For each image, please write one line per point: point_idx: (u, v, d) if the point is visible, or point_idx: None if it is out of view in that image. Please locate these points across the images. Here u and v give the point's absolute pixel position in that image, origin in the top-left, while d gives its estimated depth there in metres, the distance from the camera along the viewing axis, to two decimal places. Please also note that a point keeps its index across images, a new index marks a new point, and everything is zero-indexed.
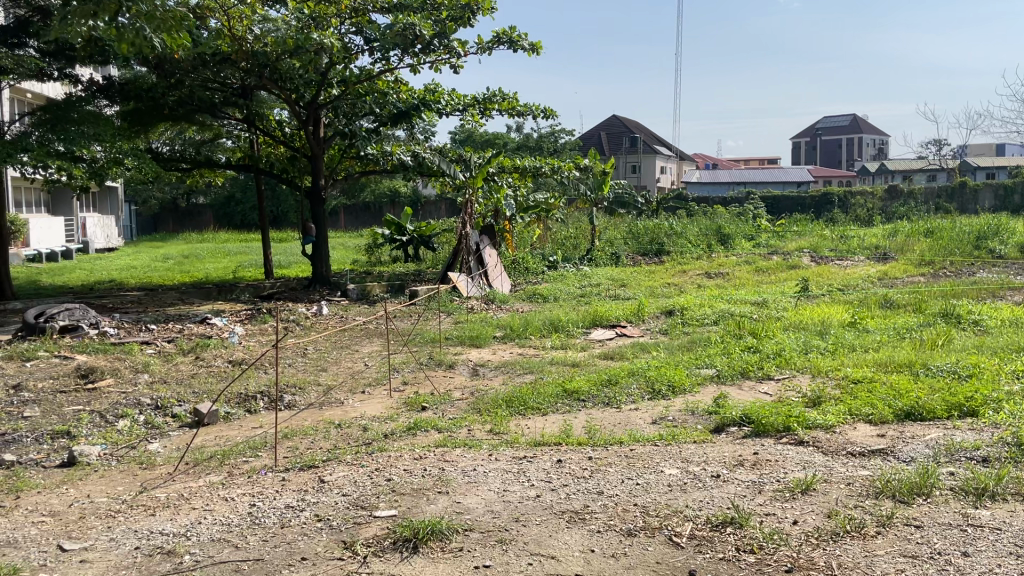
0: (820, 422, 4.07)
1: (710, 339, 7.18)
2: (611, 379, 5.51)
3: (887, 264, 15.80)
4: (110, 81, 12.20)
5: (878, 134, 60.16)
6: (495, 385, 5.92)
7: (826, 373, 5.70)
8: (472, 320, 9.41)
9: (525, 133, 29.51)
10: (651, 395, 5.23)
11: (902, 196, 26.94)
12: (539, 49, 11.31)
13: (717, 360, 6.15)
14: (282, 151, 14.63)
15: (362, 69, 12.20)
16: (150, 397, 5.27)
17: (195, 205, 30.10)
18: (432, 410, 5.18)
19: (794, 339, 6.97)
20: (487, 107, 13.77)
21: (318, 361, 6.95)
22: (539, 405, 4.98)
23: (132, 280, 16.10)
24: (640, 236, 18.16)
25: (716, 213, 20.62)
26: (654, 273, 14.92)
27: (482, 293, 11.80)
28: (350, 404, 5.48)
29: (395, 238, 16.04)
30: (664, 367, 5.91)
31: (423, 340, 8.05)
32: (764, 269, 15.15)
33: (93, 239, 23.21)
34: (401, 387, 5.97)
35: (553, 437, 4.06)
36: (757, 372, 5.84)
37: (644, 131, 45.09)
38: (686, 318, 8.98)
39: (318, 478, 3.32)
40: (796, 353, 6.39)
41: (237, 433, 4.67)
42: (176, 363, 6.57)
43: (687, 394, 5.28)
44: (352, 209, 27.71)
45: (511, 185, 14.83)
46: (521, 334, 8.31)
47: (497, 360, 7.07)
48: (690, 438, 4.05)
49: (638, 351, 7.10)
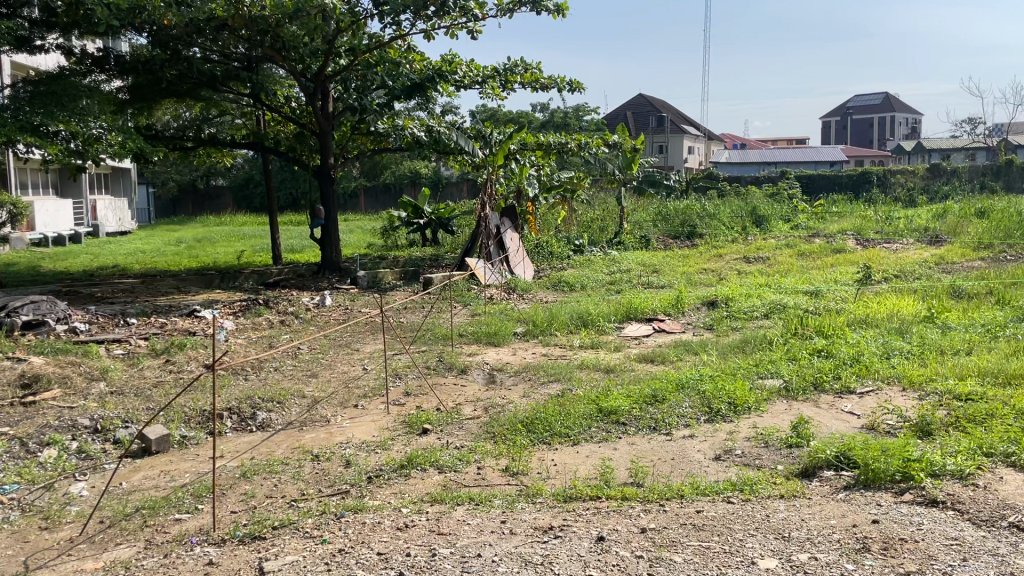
0: (949, 467, 3.05)
1: (769, 339, 6.10)
2: (656, 393, 4.47)
3: (942, 247, 14.61)
4: (106, 53, 11.27)
5: (913, 112, 58.08)
6: (515, 399, 4.90)
7: (924, 388, 4.64)
8: (490, 313, 8.40)
9: (548, 111, 28.38)
10: (707, 417, 4.17)
11: (945, 176, 25.55)
12: (565, 10, 10.22)
13: (784, 368, 5.07)
14: (290, 127, 13.63)
15: (372, 37, 11.17)
16: (91, 417, 4.30)
17: (213, 187, 29.30)
18: (435, 435, 4.18)
19: (870, 339, 5.89)
20: (508, 79, 12.70)
21: (309, 364, 5.98)
22: (568, 430, 3.98)
23: (135, 265, 15.19)
24: (670, 217, 17.01)
25: (750, 193, 19.41)
26: (688, 257, 13.84)
27: (503, 280, 10.77)
28: (338, 423, 4.50)
29: (412, 221, 15.09)
30: (720, 376, 4.86)
31: (433, 338, 7.05)
32: (807, 253, 14.03)
33: (103, 222, 22.39)
34: (401, 400, 4.98)
35: (587, 487, 3.06)
36: (834, 384, 4.80)
37: (672, 111, 43.75)
38: (732, 310, 7.91)
39: (257, 566, 2.36)
40: (878, 358, 5.31)
41: (187, 468, 3.72)
42: (143, 368, 5.63)
43: (752, 414, 4.24)
44: (372, 191, 26.82)
45: (534, 164, 13.74)
46: (545, 330, 7.28)
47: (518, 363, 6.06)
48: (775, 489, 3.02)
49: (682, 353, 6.06)
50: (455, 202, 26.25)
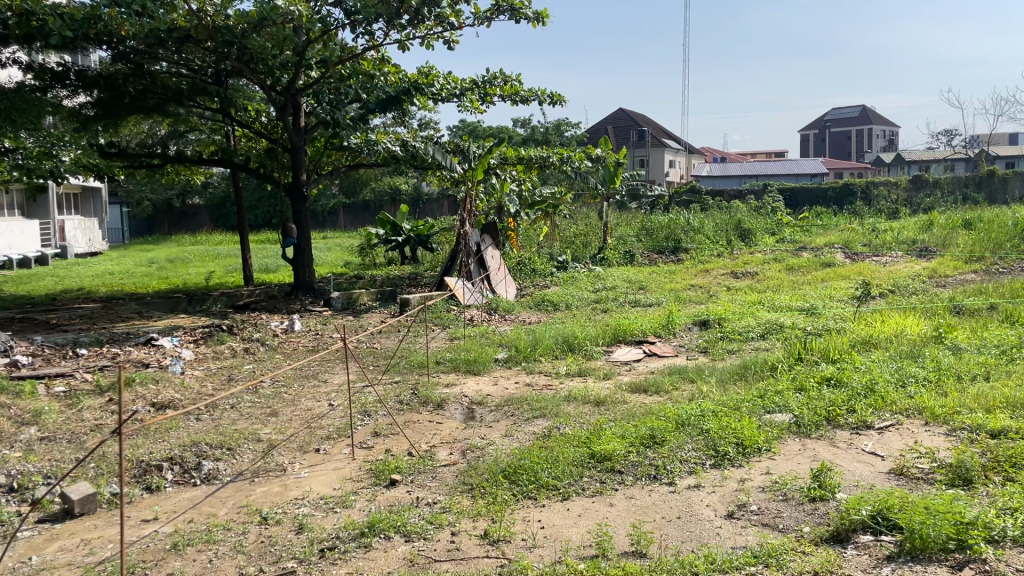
0: (1009, 532, 2.59)
1: (771, 366, 5.63)
2: (656, 433, 3.95)
3: (933, 260, 14.27)
4: (66, 67, 10.63)
5: (890, 124, 58.32)
6: (496, 440, 4.38)
7: (950, 424, 4.18)
8: (470, 337, 7.89)
9: (529, 126, 28.03)
10: (714, 462, 3.67)
11: (928, 187, 25.33)
12: (544, 18, 9.80)
13: (793, 400, 4.57)
14: (261, 143, 13.11)
15: (344, 48, 10.66)
16: (9, 474, 3.77)
17: (189, 205, 28.70)
18: (405, 487, 3.67)
19: (881, 365, 5.43)
20: (487, 91, 12.26)
21: (271, 400, 5.45)
22: (557, 482, 3.46)
23: (102, 289, 14.57)
24: (654, 231, 16.59)
25: (734, 206, 19.05)
26: (674, 273, 13.40)
27: (483, 301, 10.27)
28: (295, 473, 3.97)
29: (390, 238, 14.54)
30: (724, 411, 4.36)
31: (407, 367, 6.53)
32: (797, 267, 13.65)
33: (72, 243, 21.69)
34: (369, 442, 4.46)
35: (584, 564, 2.59)
36: (849, 419, 4.33)
37: (653, 125, 43.60)
38: (726, 331, 7.44)
39: None
40: (894, 388, 4.83)
41: (113, 535, 3.21)
42: (84, 408, 5.09)
43: (764, 458, 3.75)
44: (351, 207, 26.25)
45: (515, 179, 13.26)
46: (529, 355, 6.78)
47: (500, 395, 5.55)
48: (805, 561, 2.56)
49: (677, 381, 5.58)
50: (436, 218, 25.75)
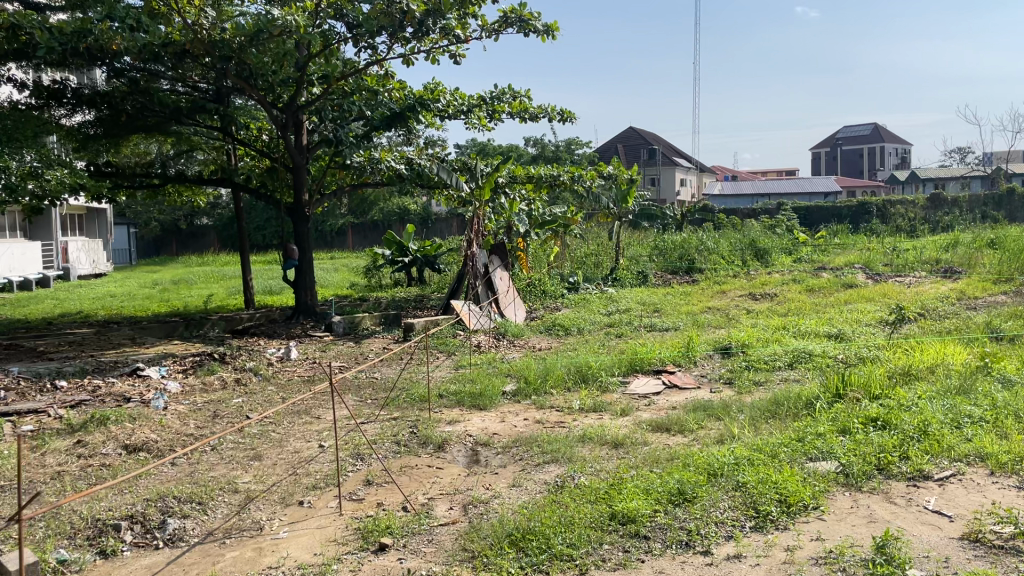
0: None
1: (807, 404, 5.11)
2: (685, 488, 3.44)
3: (959, 281, 13.70)
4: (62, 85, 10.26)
5: (902, 143, 57.78)
6: (502, 492, 3.87)
7: (1021, 475, 3.67)
8: (477, 366, 7.39)
9: (539, 144, 27.68)
10: (754, 525, 3.17)
11: (946, 205, 24.74)
12: (555, 31, 9.39)
13: (837, 446, 4.05)
14: (263, 162, 12.71)
15: (346, 63, 10.25)
16: None
17: (198, 226, 28.42)
18: (397, 555, 3.17)
19: (931, 402, 4.89)
20: (495, 108, 11.85)
21: (257, 440, 4.97)
22: (573, 551, 2.98)
23: (100, 312, 14.18)
24: (667, 251, 16.10)
25: (748, 225, 18.54)
26: (690, 295, 12.89)
27: (491, 325, 9.75)
28: (274, 533, 3.48)
29: (396, 259, 14.09)
30: (759, 459, 3.84)
31: (408, 400, 6.03)
32: (817, 288, 13.10)
33: (75, 265, 21.33)
34: (359, 494, 3.97)
35: None
36: (903, 470, 3.81)
37: (664, 144, 43.26)
38: (750, 359, 6.91)
39: None
40: (948, 430, 4.30)
41: None
42: (48, 451, 4.62)
43: (812, 519, 3.24)
44: (360, 227, 25.86)
45: (525, 198, 12.79)
46: (540, 388, 6.27)
47: (508, 434, 5.04)
48: None
49: (703, 419, 5.06)
50: (444, 238, 25.33)
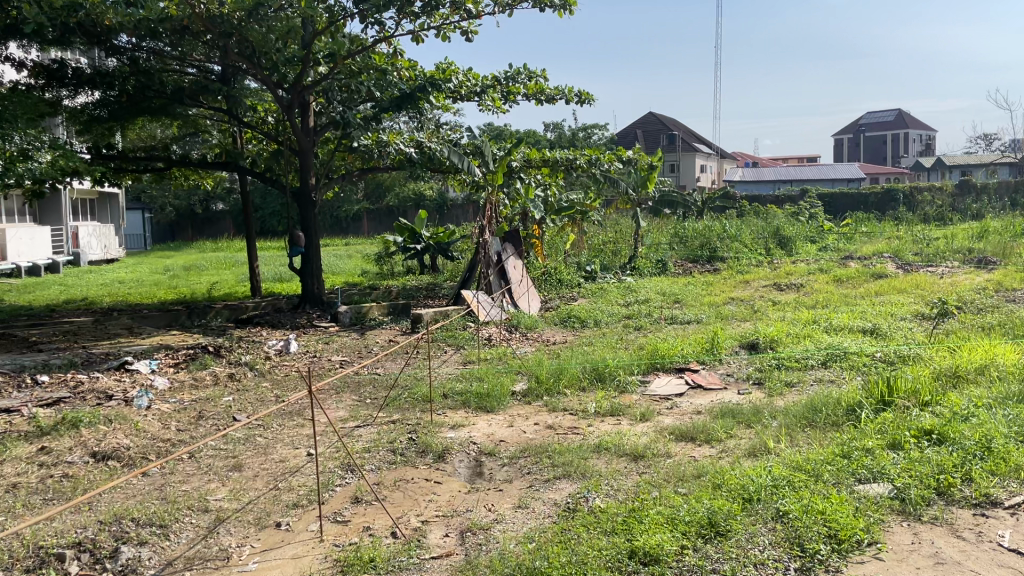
0: None
1: (848, 412, 4.59)
2: (717, 519, 2.95)
3: (994, 271, 13.03)
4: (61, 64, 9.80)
5: (926, 129, 56.59)
6: (506, 515, 3.39)
7: None
8: (486, 362, 6.90)
9: (557, 129, 27.06)
10: (800, 567, 2.68)
11: (975, 191, 23.90)
12: (572, 5, 8.83)
13: (888, 463, 3.54)
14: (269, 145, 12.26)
15: (352, 40, 9.74)
16: None
17: (213, 211, 28.10)
18: None
19: (990, 411, 4.36)
20: (510, 89, 11.30)
21: (242, 447, 4.53)
22: None
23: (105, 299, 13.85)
24: (688, 239, 15.51)
25: (772, 212, 17.90)
26: (712, 284, 12.33)
27: (503, 316, 9.25)
28: (242, 564, 3.03)
29: (408, 246, 13.64)
30: (801, 480, 3.33)
31: (410, 401, 5.57)
32: (846, 278, 12.49)
33: (86, 250, 21.04)
34: (345, 514, 3.51)
35: None
36: (969, 494, 3.30)
37: (684, 129, 42.50)
38: (781, 357, 6.37)
39: None
40: (1014, 446, 3.77)
41: None
42: (9, 458, 4.18)
43: (868, 559, 2.75)
44: (375, 213, 25.41)
45: (540, 182, 12.26)
46: (552, 388, 5.79)
47: (516, 442, 4.56)
48: None
49: (732, 426, 4.57)
50: (460, 224, 24.93)
